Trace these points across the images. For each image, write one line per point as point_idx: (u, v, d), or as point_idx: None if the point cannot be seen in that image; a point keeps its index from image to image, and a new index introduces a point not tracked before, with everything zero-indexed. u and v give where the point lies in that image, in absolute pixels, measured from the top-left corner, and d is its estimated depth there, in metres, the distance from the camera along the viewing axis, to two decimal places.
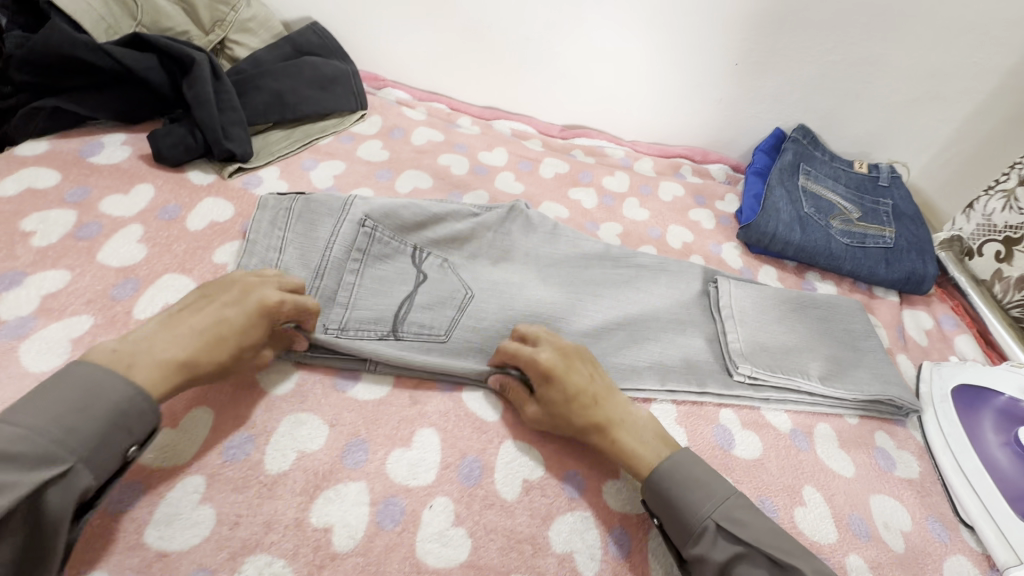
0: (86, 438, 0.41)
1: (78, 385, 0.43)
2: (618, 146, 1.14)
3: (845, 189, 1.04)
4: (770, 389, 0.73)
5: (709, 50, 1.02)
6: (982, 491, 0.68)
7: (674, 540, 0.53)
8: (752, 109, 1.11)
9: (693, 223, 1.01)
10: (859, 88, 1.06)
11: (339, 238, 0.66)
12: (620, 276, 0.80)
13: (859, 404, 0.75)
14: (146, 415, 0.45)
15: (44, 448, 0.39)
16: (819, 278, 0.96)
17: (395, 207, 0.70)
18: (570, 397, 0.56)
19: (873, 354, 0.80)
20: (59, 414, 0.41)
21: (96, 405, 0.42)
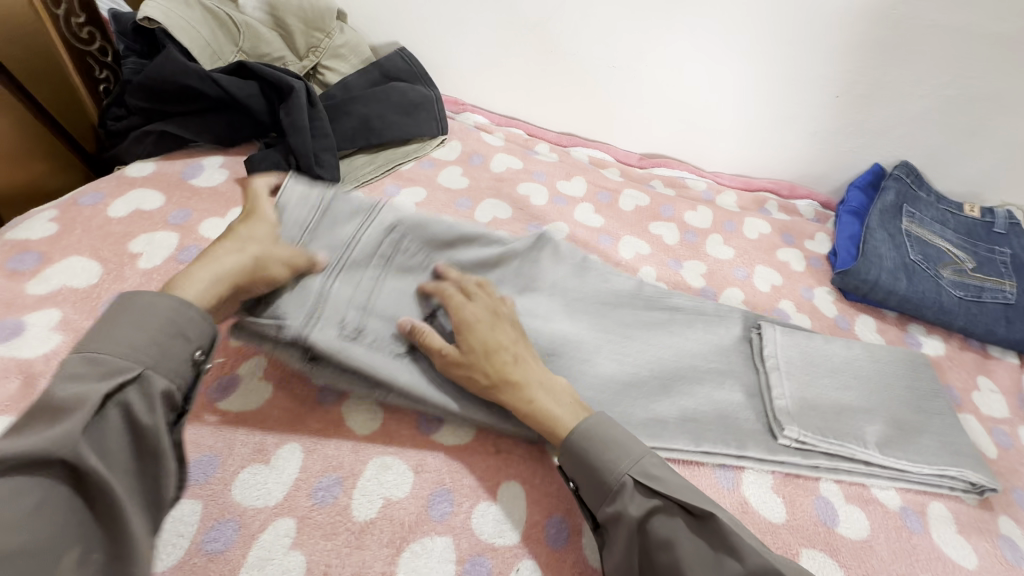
0: (151, 351, 0.45)
1: (135, 308, 0.47)
2: (700, 178, 1.09)
3: (956, 235, 0.95)
4: (820, 456, 0.66)
5: (807, 81, 0.96)
6: None
7: (590, 503, 0.53)
8: (850, 143, 1.04)
9: (782, 264, 0.95)
10: (975, 125, 0.97)
11: (362, 242, 0.64)
12: (653, 319, 0.75)
13: (925, 477, 0.67)
14: (198, 320, 0.49)
15: (117, 365, 0.43)
16: (924, 332, 0.88)
17: (424, 221, 0.68)
18: (489, 346, 0.58)
19: (940, 418, 0.73)
20: (130, 339, 0.45)
21: (162, 325, 0.47)
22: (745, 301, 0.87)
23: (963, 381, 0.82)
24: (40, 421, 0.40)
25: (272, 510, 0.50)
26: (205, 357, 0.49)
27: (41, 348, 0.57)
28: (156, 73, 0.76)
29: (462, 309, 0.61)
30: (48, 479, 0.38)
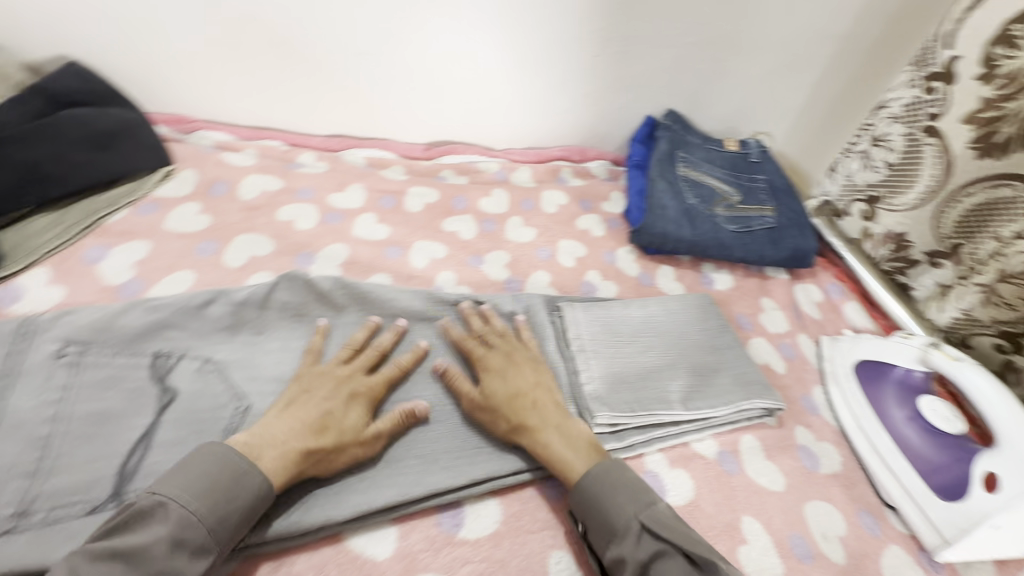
0: (227, 529, 0.46)
1: (212, 463, 0.47)
2: (490, 159, 1.03)
3: (721, 172, 1.02)
4: (634, 432, 0.65)
5: (565, 45, 0.94)
6: (898, 471, 0.67)
7: (596, 546, 0.51)
8: (621, 100, 1.06)
9: (583, 233, 0.94)
10: (717, 67, 1.05)
11: (22, 375, 0.52)
12: (446, 335, 0.68)
13: (729, 416, 0.70)
14: (265, 504, 0.48)
15: (182, 527, 0.43)
16: (714, 270, 0.93)
17: (108, 317, 0.58)
18: (506, 393, 0.59)
19: (732, 351, 0.78)
20: (199, 494, 0.45)
21: (234, 491, 0.47)
22: (552, 283, 0.84)
23: (751, 308, 0.89)
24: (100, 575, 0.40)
25: None
26: (252, 535, 0.49)
27: None
28: None
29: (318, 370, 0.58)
30: None
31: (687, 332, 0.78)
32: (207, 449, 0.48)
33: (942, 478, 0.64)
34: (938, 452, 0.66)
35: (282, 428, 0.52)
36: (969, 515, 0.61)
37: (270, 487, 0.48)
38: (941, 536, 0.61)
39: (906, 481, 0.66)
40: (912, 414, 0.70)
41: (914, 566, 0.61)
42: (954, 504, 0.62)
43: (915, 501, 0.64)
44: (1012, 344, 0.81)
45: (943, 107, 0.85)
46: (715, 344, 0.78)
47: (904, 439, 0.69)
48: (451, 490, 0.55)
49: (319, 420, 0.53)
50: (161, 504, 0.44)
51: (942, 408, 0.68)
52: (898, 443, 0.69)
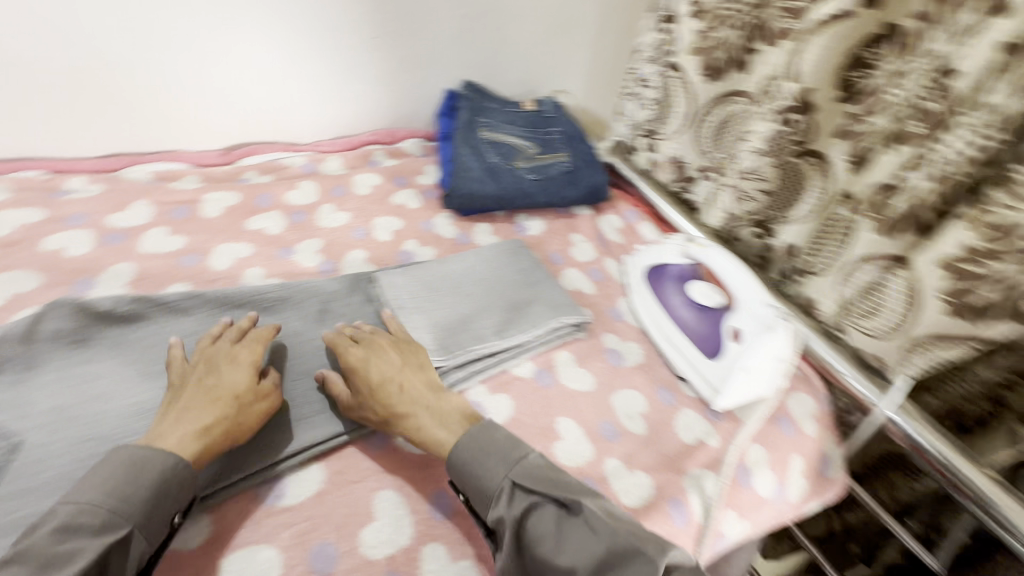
0: (141, 504, 0.46)
1: (114, 459, 0.47)
2: (296, 154, 1.03)
3: (521, 130, 1.11)
4: (455, 369, 0.71)
5: (339, 29, 0.96)
6: (682, 347, 0.79)
7: (479, 511, 0.53)
8: (415, 77, 1.10)
9: (399, 208, 0.98)
10: (497, 35, 1.13)
11: None
12: (255, 325, 0.69)
13: (544, 338, 0.78)
14: (190, 483, 0.49)
15: (103, 518, 0.44)
16: (528, 218, 1.01)
17: None
18: (378, 379, 0.59)
19: (547, 285, 0.85)
20: (112, 488, 0.46)
21: (139, 471, 0.47)
22: (368, 259, 0.86)
23: (562, 244, 0.98)
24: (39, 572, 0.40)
25: None
26: (182, 518, 0.49)
27: None
28: None
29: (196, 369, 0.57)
30: None
31: (501, 275, 0.85)
32: (114, 451, 0.48)
33: (709, 342, 0.77)
34: (706, 322, 0.79)
35: (182, 416, 0.52)
36: (727, 368, 0.74)
37: (186, 463, 0.49)
38: (712, 389, 0.74)
39: (687, 354, 0.78)
40: (686, 299, 0.81)
41: (701, 420, 0.74)
42: (718, 361, 0.75)
43: (694, 367, 0.77)
44: (764, 230, 0.96)
45: (676, 43, 0.99)
46: (528, 280, 0.86)
47: (681, 319, 0.81)
48: (267, 467, 0.55)
49: (215, 390, 0.54)
50: (69, 504, 0.44)
51: (706, 289, 0.82)
52: (678, 325, 0.80)
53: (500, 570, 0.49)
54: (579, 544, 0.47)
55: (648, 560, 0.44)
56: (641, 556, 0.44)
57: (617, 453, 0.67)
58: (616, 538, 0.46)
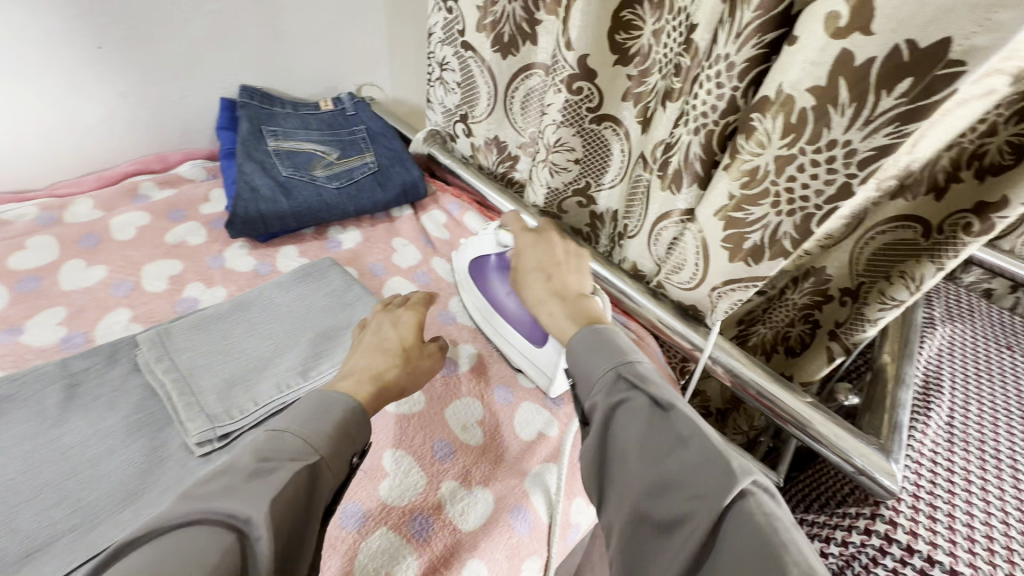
0: (328, 438, 0.48)
1: (313, 397, 0.52)
2: (27, 203, 0.83)
3: (318, 133, 1.00)
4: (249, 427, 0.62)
5: (42, 41, 0.77)
6: (511, 339, 0.76)
7: (579, 399, 0.55)
8: (175, 90, 0.93)
9: (177, 247, 0.83)
10: (268, 30, 0.99)
11: None
12: None
13: None
14: (362, 431, 0.52)
15: (300, 445, 0.46)
16: (340, 231, 0.92)
17: None
18: (374, 343, 0.65)
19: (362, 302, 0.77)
20: (309, 421, 0.49)
21: (326, 409, 0.50)
22: (135, 317, 0.71)
23: (382, 252, 0.91)
24: (260, 476, 0.42)
25: None
26: (359, 461, 0.51)
27: None
28: None
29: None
30: (232, 539, 0.38)
31: (307, 302, 0.75)
32: (322, 390, 0.53)
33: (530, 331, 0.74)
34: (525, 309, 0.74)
35: (360, 363, 0.62)
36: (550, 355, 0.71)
37: (359, 407, 0.53)
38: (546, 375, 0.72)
39: (519, 345, 0.76)
40: (509, 288, 0.76)
41: (540, 411, 0.71)
42: (542, 350, 0.72)
43: (527, 358, 0.75)
44: (587, 199, 0.98)
45: (461, 22, 0.94)
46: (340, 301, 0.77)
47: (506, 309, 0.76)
48: None
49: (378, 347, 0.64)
50: (282, 429, 0.47)
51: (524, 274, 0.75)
52: (505, 315, 0.77)
53: (584, 451, 0.51)
54: (663, 454, 0.45)
55: (738, 483, 0.41)
56: (729, 475, 0.42)
57: (453, 474, 0.62)
58: (712, 455, 0.43)
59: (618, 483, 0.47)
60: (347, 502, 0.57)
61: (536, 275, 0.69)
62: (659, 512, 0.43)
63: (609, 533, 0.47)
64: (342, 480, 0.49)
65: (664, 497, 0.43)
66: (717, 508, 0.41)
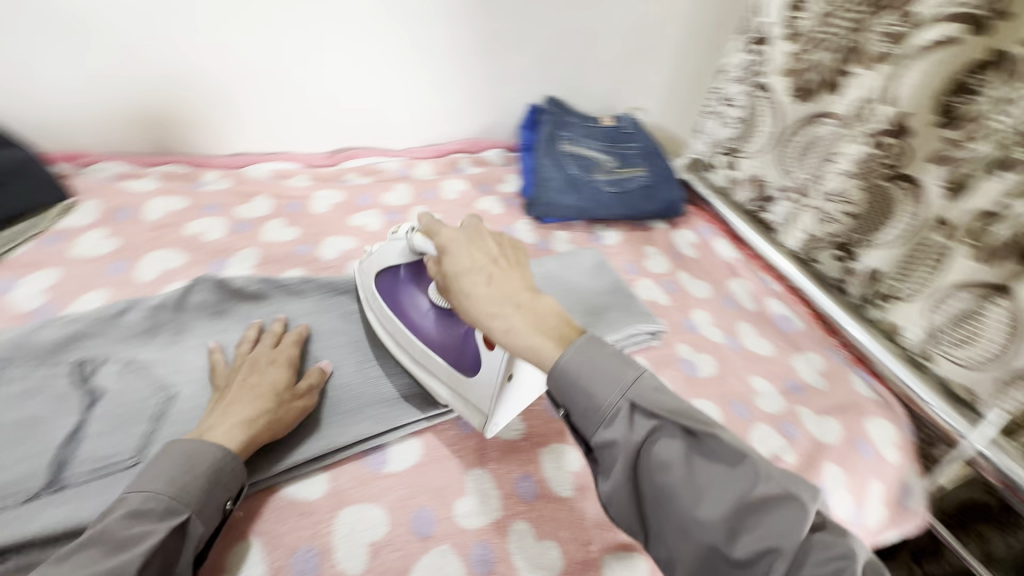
0: (197, 493, 0.48)
1: (174, 452, 0.49)
2: (392, 159, 1.12)
3: (600, 144, 1.15)
4: None
5: (441, 44, 1.03)
6: (426, 366, 0.66)
7: (582, 431, 0.50)
8: (502, 93, 1.16)
9: (483, 213, 1.04)
10: (583, 53, 1.16)
11: None
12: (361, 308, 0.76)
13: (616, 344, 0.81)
14: (238, 472, 0.51)
15: (165, 505, 0.46)
16: (603, 229, 1.05)
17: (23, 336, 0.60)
18: (464, 264, 0.55)
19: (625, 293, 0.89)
20: (171, 477, 0.48)
21: (195, 463, 0.49)
22: None
23: (635, 256, 1.01)
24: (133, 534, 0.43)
25: None
26: (235, 505, 0.51)
27: None
28: None
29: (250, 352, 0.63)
30: None
31: (580, 281, 0.90)
32: (174, 441, 0.50)
33: (462, 355, 0.64)
34: (460, 330, 0.66)
35: (473, 262, 0.55)
36: (489, 381, 0.59)
37: (234, 457, 0.51)
38: (482, 413, 0.60)
39: (444, 377, 0.64)
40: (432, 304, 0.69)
41: (777, 435, 0.74)
42: (480, 376, 0.61)
43: (461, 395, 0.63)
44: (846, 254, 0.94)
45: (769, 64, 1.00)
46: (606, 286, 0.90)
47: (429, 335, 0.66)
48: (372, 436, 0.62)
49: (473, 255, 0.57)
50: (134, 492, 0.46)
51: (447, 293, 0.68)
52: (428, 342, 0.66)
53: (609, 492, 0.48)
54: (718, 483, 0.43)
55: (783, 509, 0.41)
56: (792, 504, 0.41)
57: None
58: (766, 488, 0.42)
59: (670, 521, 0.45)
60: (518, 473, 0.62)
61: (478, 272, 0.54)
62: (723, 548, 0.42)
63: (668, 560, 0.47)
64: (213, 526, 0.49)
65: (731, 532, 0.42)
66: (784, 540, 0.41)
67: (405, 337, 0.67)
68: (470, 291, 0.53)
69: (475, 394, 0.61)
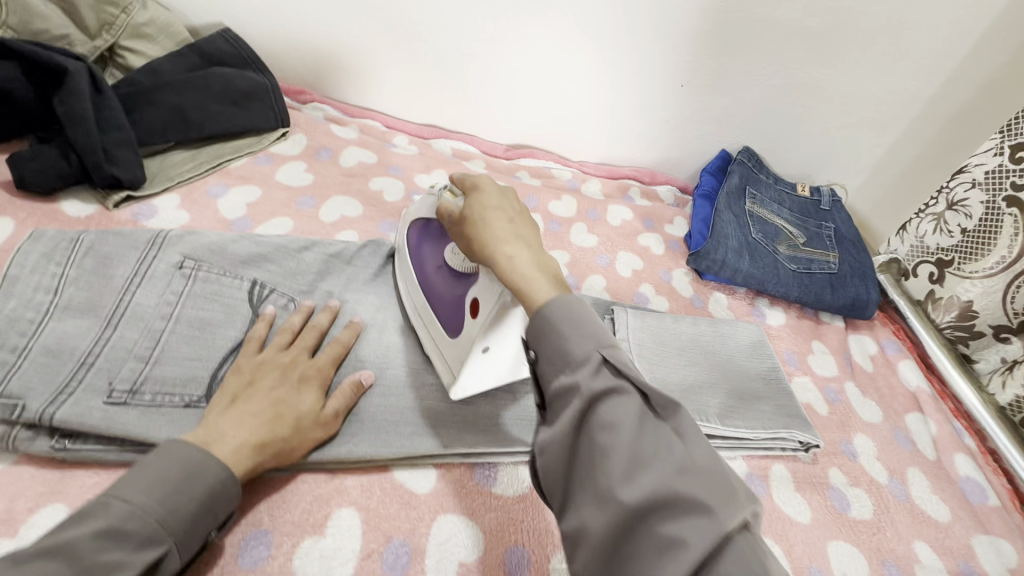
0: (184, 521, 0.42)
1: (176, 461, 0.43)
2: (565, 167, 1.08)
3: (790, 214, 1.03)
4: None
5: (656, 69, 0.96)
6: (429, 330, 0.62)
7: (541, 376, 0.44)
8: (699, 131, 1.07)
9: (643, 249, 0.97)
10: (801, 112, 1.03)
11: (144, 279, 0.59)
12: None
13: (760, 442, 0.71)
14: (232, 500, 0.46)
15: (150, 530, 0.40)
16: (768, 305, 0.94)
17: (222, 245, 0.64)
18: (484, 204, 0.53)
19: (782, 388, 0.78)
20: (165, 494, 0.42)
21: (194, 483, 0.43)
22: (606, 288, 0.88)
23: (798, 346, 0.89)
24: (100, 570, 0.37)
25: None
26: (219, 532, 0.46)
27: None
28: None
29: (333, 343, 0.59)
30: None
31: (734, 357, 0.80)
32: (173, 443, 0.44)
33: (454, 315, 0.59)
34: (457, 289, 0.60)
35: (488, 209, 0.52)
36: (467, 343, 0.56)
37: (235, 481, 0.45)
38: (451, 373, 0.58)
39: (432, 331, 0.62)
40: (441, 263, 0.62)
41: None
42: (456, 341, 0.58)
43: (437, 347, 0.61)
44: None
45: None
46: (763, 373, 0.79)
47: (447, 294, 0.61)
48: (489, 451, 0.58)
49: (479, 212, 0.52)
50: (120, 504, 0.40)
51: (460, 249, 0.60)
52: (427, 293, 0.63)
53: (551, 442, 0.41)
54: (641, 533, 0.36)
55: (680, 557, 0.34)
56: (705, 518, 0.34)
57: None
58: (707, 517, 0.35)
59: (545, 323, 0.43)
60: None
61: (499, 224, 0.51)
62: (609, 400, 0.40)
63: (575, 537, 0.38)
64: (190, 556, 0.43)
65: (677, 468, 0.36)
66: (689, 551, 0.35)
67: (412, 286, 0.66)
68: (489, 221, 0.51)
69: (452, 349, 0.58)
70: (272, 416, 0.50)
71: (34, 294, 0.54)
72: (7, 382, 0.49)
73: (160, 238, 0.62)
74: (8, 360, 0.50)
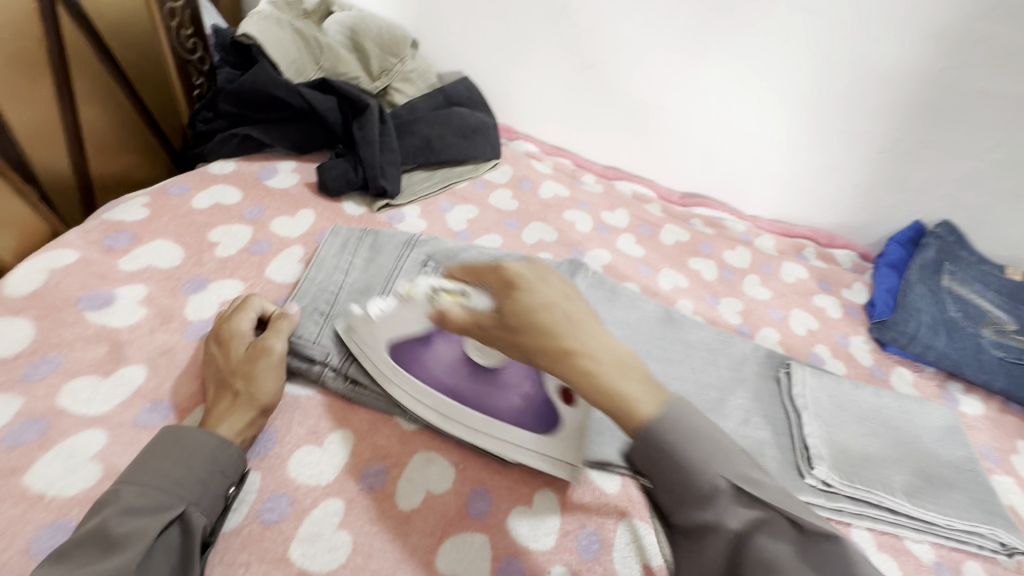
0: (192, 485, 0.47)
1: (168, 445, 0.48)
2: (739, 220, 1.10)
3: (999, 296, 0.93)
4: (845, 500, 0.67)
5: (853, 134, 0.96)
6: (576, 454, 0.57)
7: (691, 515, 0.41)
8: (893, 199, 1.02)
9: (818, 310, 0.96)
10: (1021, 191, 0.93)
11: (401, 273, 0.70)
12: (677, 353, 0.79)
13: (953, 533, 0.67)
14: (237, 459, 0.50)
15: (161, 500, 0.45)
16: (962, 391, 0.87)
17: (456, 250, 0.74)
18: (544, 301, 0.44)
19: (979, 478, 0.72)
20: (167, 470, 0.47)
21: (192, 454, 0.48)
22: (779, 341, 0.89)
23: (999, 442, 0.81)
24: (105, 551, 0.41)
25: (323, 491, 0.53)
26: (235, 489, 0.50)
27: (129, 318, 0.61)
28: (250, 83, 0.84)
29: (230, 326, 0.59)
30: None
31: (924, 438, 0.75)
32: (165, 432, 0.49)
33: (589, 426, 0.57)
34: (542, 395, 0.57)
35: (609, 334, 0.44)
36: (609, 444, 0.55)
37: (224, 445, 0.49)
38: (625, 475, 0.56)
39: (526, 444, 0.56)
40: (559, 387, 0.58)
41: None
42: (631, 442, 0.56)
43: (544, 451, 0.56)
44: None
45: None
46: (955, 461, 0.73)
47: (484, 398, 0.57)
48: None
49: (575, 325, 0.44)
50: (131, 487, 0.45)
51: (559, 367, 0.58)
52: (477, 407, 0.57)
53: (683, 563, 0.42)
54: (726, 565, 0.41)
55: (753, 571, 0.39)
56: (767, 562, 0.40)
57: None
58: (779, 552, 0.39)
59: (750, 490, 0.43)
60: None
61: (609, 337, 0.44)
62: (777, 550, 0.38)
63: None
64: (215, 514, 0.48)
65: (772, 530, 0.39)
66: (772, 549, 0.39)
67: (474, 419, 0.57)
68: (601, 338, 0.43)
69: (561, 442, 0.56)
70: (209, 407, 0.54)
71: (334, 274, 0.69)
72: (319, 336, 0.62)
73: (407, 238, 0.74)
74: (319, 321, 0.64)
